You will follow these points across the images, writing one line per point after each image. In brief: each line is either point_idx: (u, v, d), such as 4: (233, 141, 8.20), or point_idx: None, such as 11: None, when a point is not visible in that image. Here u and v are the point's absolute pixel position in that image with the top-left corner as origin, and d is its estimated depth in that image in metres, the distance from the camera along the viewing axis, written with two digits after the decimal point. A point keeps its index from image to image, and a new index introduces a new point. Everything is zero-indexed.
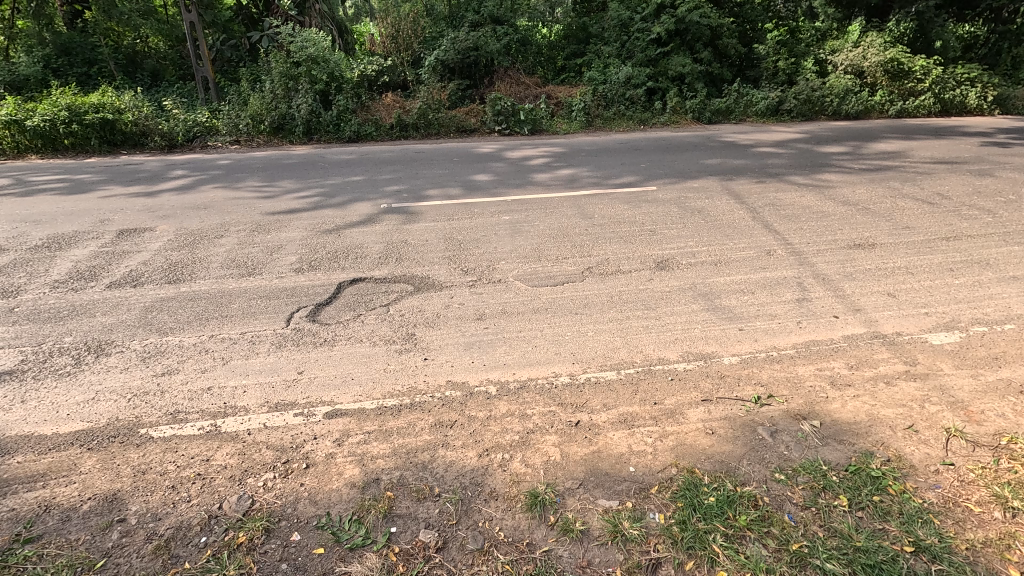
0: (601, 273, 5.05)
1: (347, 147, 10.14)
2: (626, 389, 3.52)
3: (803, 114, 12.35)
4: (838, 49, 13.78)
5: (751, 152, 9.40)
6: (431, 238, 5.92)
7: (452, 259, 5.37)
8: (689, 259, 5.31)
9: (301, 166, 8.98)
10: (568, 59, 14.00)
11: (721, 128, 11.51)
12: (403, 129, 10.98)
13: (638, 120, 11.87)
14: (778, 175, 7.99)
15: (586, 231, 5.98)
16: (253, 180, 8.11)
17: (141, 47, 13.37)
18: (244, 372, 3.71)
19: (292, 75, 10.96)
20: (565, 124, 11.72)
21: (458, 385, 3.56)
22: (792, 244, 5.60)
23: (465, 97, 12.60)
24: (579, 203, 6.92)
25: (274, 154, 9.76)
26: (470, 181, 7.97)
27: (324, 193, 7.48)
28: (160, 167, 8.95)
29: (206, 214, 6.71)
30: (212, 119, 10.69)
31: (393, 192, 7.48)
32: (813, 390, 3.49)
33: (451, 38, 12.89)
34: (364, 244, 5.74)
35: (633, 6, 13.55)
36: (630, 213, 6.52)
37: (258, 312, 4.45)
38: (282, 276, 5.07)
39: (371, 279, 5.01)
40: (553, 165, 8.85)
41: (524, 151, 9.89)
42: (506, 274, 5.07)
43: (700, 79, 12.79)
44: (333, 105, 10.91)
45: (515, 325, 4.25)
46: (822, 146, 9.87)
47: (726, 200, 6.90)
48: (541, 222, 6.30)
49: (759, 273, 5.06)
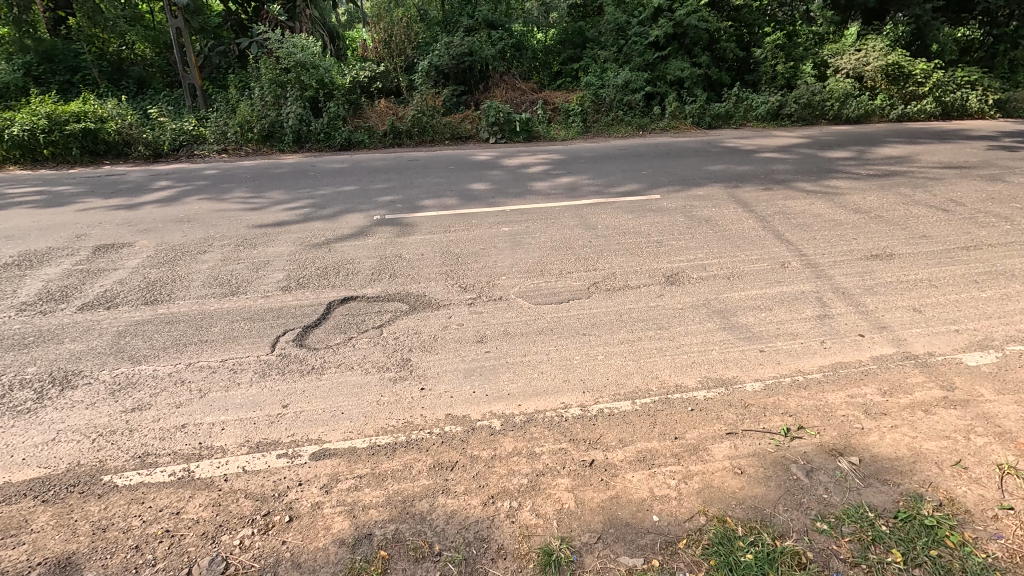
0: (609, 289, 4.75)
1: (338, 156, 9.82)
2: (643, 421, 3.21)
3: (804, 118, 12.15)
4: (837, 53, 13.63)
5: (754, 158, 9.17)
6: (427, 251, 5.61)
7: (450, 275, 5.07)
8: (700, 272, 5.03)
9: (291, 176, 8.66)
10: (564, 64, 13.78)
11: (721, 133, 11.29)
12: (397, 136, 10.68)
13: (637, 126, 11.64)
14: (784, 181, 7.75)
15: (590, 243, 5.69)
16: (241, 191, 7.78)
17: (127, 53, 13.04)
18: (223, 406, 3.37)
19: (281, 81, 10.65)
20: (562, 130, 11.47)
21: (459, 419, 3.24)
22: (807, 256, 5.32)
23: (461, 103, 12.33)
24: (581, 213, 6.63)
25: (263, 163, 9.43)
26: (467, 190, 7.67)
27: (314, 204, 7.16)
28: (143, 177, 8.60)
29: (189, 228, 6.37)
30: (198, 127, 10.36)
31: (386, 203, 7.17)
32: (846, 420, 3.19)
33: (445, 43, 12.63)
34: (356, 259, 5.42)
35: (631, 10, 13.35)
36: (635, 223, 6.23)
37: (240, 337, 4.12)
38: (268, 295, 4.74)
39: (363, 298, 4.69)
40: (552, 173, 8.57)
41: (522, 158, 9.61)
42: (508, 291, 4.76)
43: (698, 84, 12.58)
44: (324, 113, 10.60)
45: (518, 348, 3.94)
46: (826, 151, 9.65)
47: (734, 208, 6.63)
48: (542, 234, 6.00)
49: (775, 288, 4.77)
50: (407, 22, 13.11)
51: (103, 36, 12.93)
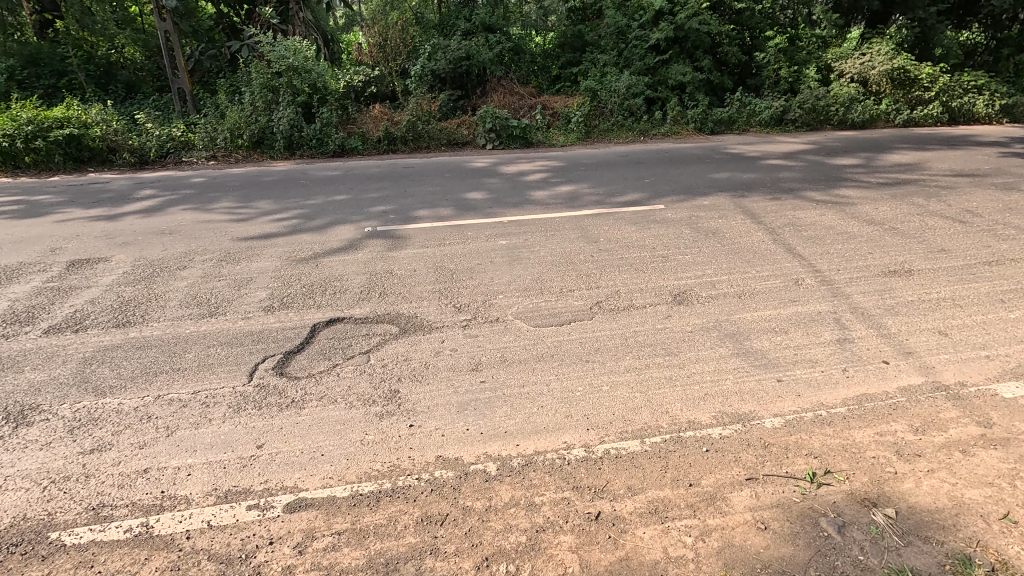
0: (612, 309, 4.46)
1: (331, 163, 9.53)
2: (653, 465, 2.91)
3: (808, 123, 11.90)
4: (841, 56, 13.39)
5: (759, 165, 8.91)
6: (420, 267, 5.31)
7: (443, 293, 4.77)
8: (709, 291, 4.74)
9: (280, 184, 8.36)
10: (563, 68, 13.52)
11: (724, 139, 11.02)
12: (391, 143, 10.39)
13: (638, 131, 11.37)
14: (792, 190, 7.48)
15: (592, 257, 5.41)
16: (228, 200, 7.49)
17: (116, 57, 12.76)
18: (190, 447, 3.07)
19: (273, 86, 10.36)
20: (562, 136, 11.19)
21: (450, 462, 2.94)
22: (821, 272, 5.04)
23: (457, 108, 12.06)
24: (582, 224, 6.35)
25: (253, 170, 9.14)
26: (463, 200, 7.38)
27: (303, 215, 6.87)
28: (128, 186, 8.31)
29: (170, 241, 6.07)
30: (187, 133, 10.09)
31: (378, 213, 6.87)
32: (877, 463, 2.89)
33: (442, 47, 12.36)
34: (344, 276, 5.13)
35: (631, 14, 13.15)
36: (638, 236, 5.94)
37: (216, 364, 3.82)
38: (248, 317, 4.43)
39: (351, 319, 4.39)
40: (551, 181, 8.28)
41: (520, 165, 9.33)
42: (505, 312, 4.46)
43: (700, 88, 12.34)
44: (316, 118, 10.31)
45: (516, 377, 3.64)
46: (833, 158, 9.40)
47: (741, 219, 6.36)
48: (542, 247, 5.70)
49: (789, 308, 4.48)
50: (402, 25, 12.85)
51: (92, 39, 12.65)
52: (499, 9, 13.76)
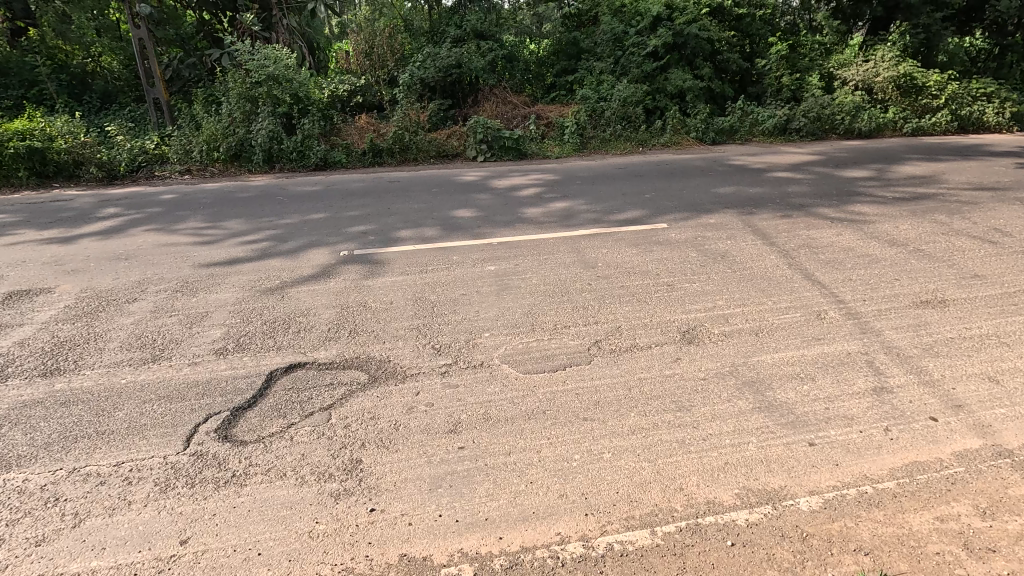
0: (613, 351, 3.92)
1: (312, 178, 9.00)
2: (667, 566, 2.35)
3: (813, 132, 11.44)
4: (845, 63, 12.97)
5: (766, 179, 8.43)
6: (397, 298, 4.75)
7: (422, 331, 4.22)
8: (722, 326, 4.21)
9: (255, 201, 7.81)
10: (558, 76, 13.03)
11: (727, 150, 10.55)
12: (377, 155, 9.88)
13: (636, 142, 10.89)
14: (803, 206, 6.99)
15: (590, 286, 4.87)
16: (196, 219, 6.94)
17: (92, 66, 12.29)
18: (98, 544, 2.50)
19: (251, 95, 9.79)
20: (556, 147, 10.69)
21: (416, 565, 2.38)
22: (845, 303, 4.51)
23: (448, 118, 11.56)
24: (578, 246, 5.82)
25: (229, 185, 8.60)
26: (450, 218, 6.84)
27: (275, 236, 6.32)
28: (91, 203, 7.75)
29: (125, 267, 5.52)
30: (161, 146, 9.59)
31: (357, 234, 6.33)
32: (945, 563, 2.33)
33: (432, 54, 11.88)
34: (311, 309, 4.58)
35: (628, 20, 12.71)
36: (640, 260, 5.41)
37: (148, 426, 3.24)
38: (196, 362, 3.87)
39: (314, 364, 3.83)
40: (545, 196, 7.76)
41: (513, 179, 8.81)
42: (490, 354, 3.91)
43: (701, 97, 11.89)
44: (297, 130, 9.79)
45: (501, 442, 3.08)
46: (842, 169, 8.92)
47: (751, 241, 5.85)
48: (534, 274, 5.16)
49: (814, 347, 3.94)
50: (390, 32, 12.39)
51: (66, 48, 12.16)
52: (491, 15, 13.31)
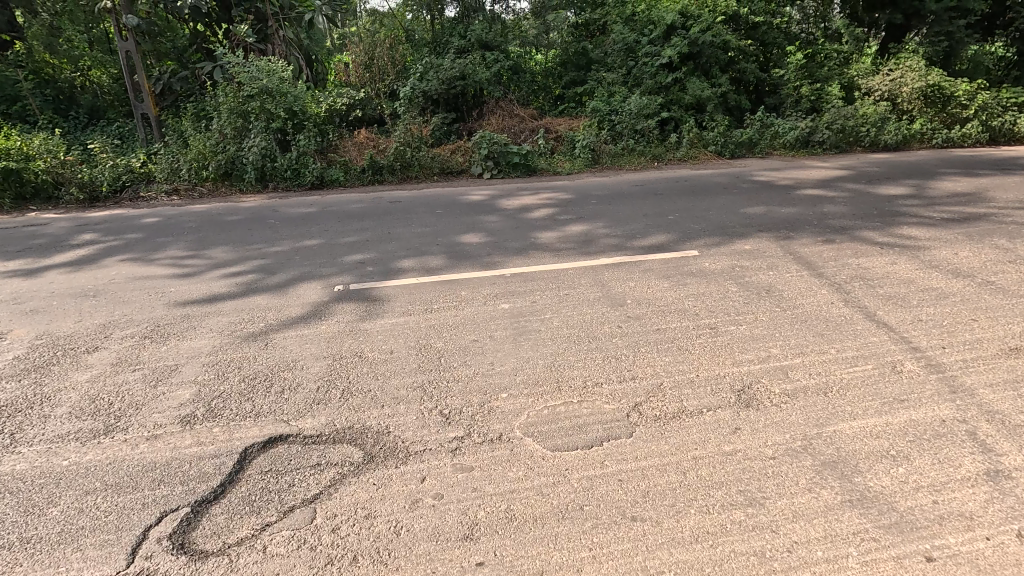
0: (658, 418, 3.26)
1: (307, 198, 8.41)
2: None
3: (837, 145, 10.86)
4: (866, 73, 12.40)
5: (796, 197, 7.82)
6: (398, 346, 4.10)
7: (428, 391, 3.56)
8: (783, 384, 3.56)
9: (244, 225, 7.20)
10: (566, 87, 12.51)
11: (747, 165, 9.97)
12: (377, 172, 9.30)
13: (651, 156, 10.31)
14: (844, 229, 6.37)
15: (621, 330, 4.23)
16: (178, 247, 6.34)
17: (81, 80, 11.80)
18: None
19: (244, 110, 9.19)
20: (567, 162, 10.12)
21: None
22: (922, 352, 3.85)
23: (452, 132, 11.01)
24: (602, 278, 5.18)
25: (217, 207, 8.01)
26: (456, 245, 6.22)
27: (263, 267, 5.70)
28: (67, 228, 7.15)
29: (91, 306, 4.89)
30: (148, 164, 9.03)
31: (354, 264, 5.71)
32: None
33: (435, 66, 11.35)
34: (298, 361, 3.93)
35: (640, 28, 12.18)
36: (673, 296, 4.77)
37: (86, 530, 2.58)
38: (157, 434, 3.22)
39: (298, 438, 3.17)
40: (559, 218, 7.13)
41: (522, 198, 8.20)
42: (510, 423, 3.25)
43: (717, 108, 11.32)
44: (292, 146, 9.22)
45: (530, 556, 2.41)
46: (876, 186, 8.31)
47: (796, 271, 5.22)
48: (555, 313, 4.52)
49: (899, 412, 3.27)
50: (391, 43, 11.89)
51: (53, 61, 11.67)
52: (496, 25, 12.79)
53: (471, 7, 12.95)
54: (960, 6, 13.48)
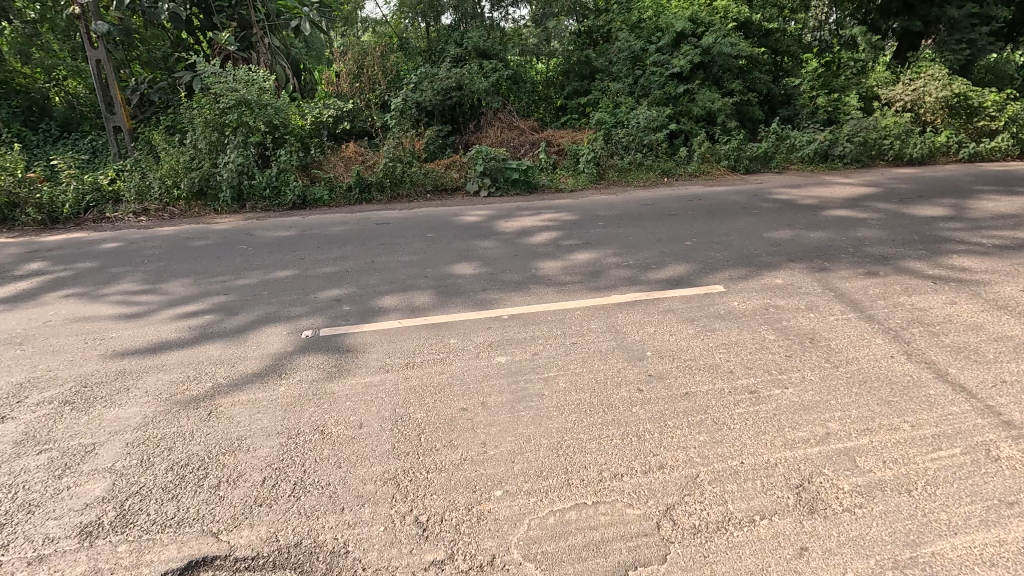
0: (697, 533, 2.49)
1: (287, 219, 7.68)
2: None
3: (858, 159, 10.17)
4: (886, 82, 11.74)
5: (824, 219, 7.11)
6: (369, 418, 3.35)
7: (402, 487, 2.80)
8: (854, 477, 2.80)
9: (212, 252, 6.47)
10: (569, 98, 11.86)
11: (763, 181, 9.31)
12: (365, 190, 8.61)
13: (660, 171, 9.64)
14: (885, 258, 5.64)
15: (641, 396, 3.48)
16: (132, 280, 5.61)
17: (56, 91, 11.26)
18: None
19: (220, 123, 8.48)
20: (570, 178, 9.43)
21: None
22: (1020, 428, 3.09)
23: (447, 146, 10.34)
24: (614, 321, 4.45)
25: (186, 230, 7.29)
26: (446, 277, 5.49)
27: (224, 306, 4.97)
28: (15, 256, 6.42)
29: (13, 358, 4.15)
30: (116, 181, 8.36)
31: (328, 303, 4.97)
32: None
33: (430, 76, 10.69)
34: (245, 439, 3.17)
35: (647, 36, 11.55)
36: (701, 347, 4.03)
37: None
38: (44, 556, 2.46)
39: (226, 564, 2.40)
40: (562, 244, 6.41)
41: (522, 219, 7.49)
42: (505, 541, 2.48)
43: (730, 120, 10.67)
44: (272, 162, 8.53)
45: None
46: (910, 206, 7.60)
47: (841, 313, 4.49)
48: (561, 370, 3.77)
49: (1014, 525, 2.50)
50: (383, 52, 11.26)
51: (25, 70, 10.98)
52: (495, 33, 12.15)
53: (468, 14, 12.28)
54: (982, 13, 12.83)
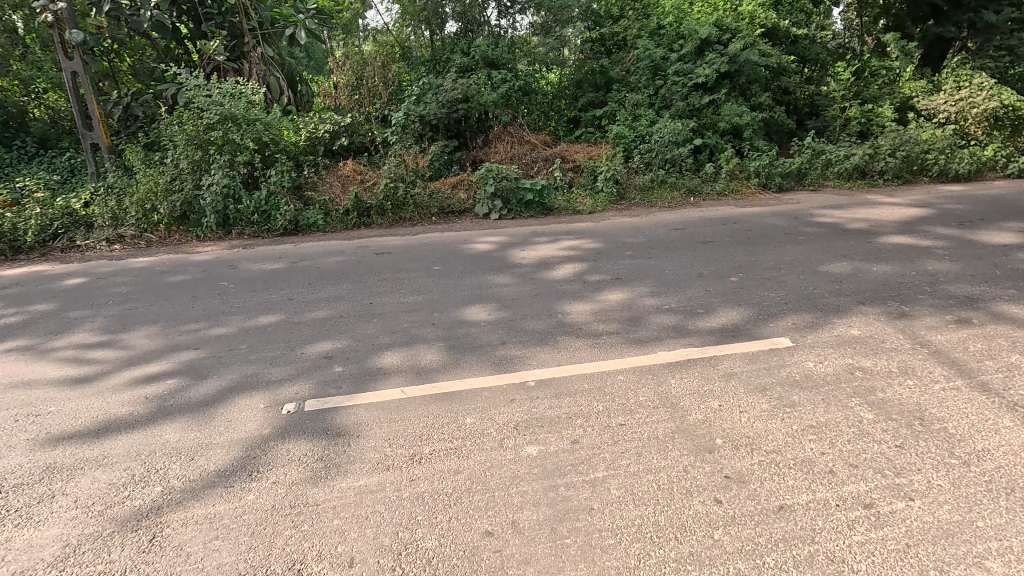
0: None
1: (276, 248, 6.87)
2: None
3: (900, 175, 9.36)
4: (923, 92, 10.97)
5: (882, 247, 6.29)
6: (362, 549, 2.49)
7: None
8: None
9: (187, 290, 5.64)
10: (583, 110, 11.07)
11: (801, 201, 8.51)
12: (364, 213, 7.83)
13: (685, 189, 8.85)
14: (973, 300, 4.80)
15: (723, 513, 2.63)
16: (89, 329, 4.79)
17: (35, 106, 10.50)
18: None
19: (204, 140, 7.70)
20: (588, 198, 8.64)
21: None
22: None
23: (453, 162, 9.57)
24: (668, 392, 3.61)
25: (162, 263, 6.47)
26: (457, 325, 4.66)
27: (192, 366, 4.14)
28: None
29: None
30: (90, 206, 7.58)
31: (317, 362, 4.13)
32: None
33: (435, 87, 9.96)
34: None
35: (667, 44, 10.82)
36: (784, 432, 3.19)
37: None
38: None
39: None
40: (589, 280, 5.59)
41: (540, 248, 6.68)
42: None
43: (758, 135, 9.90)
44: (262, 184, 7.76)
45: None
46: (975, 231, 6.78)
47: (947, 380, 3.64)
48: (612, 470, 2.92)
49: None
50: (384, 62, 10.53)
51: (2, 83, 10.28)
52: (504, 41, 11.41)
53: (474, 22, 11.56)
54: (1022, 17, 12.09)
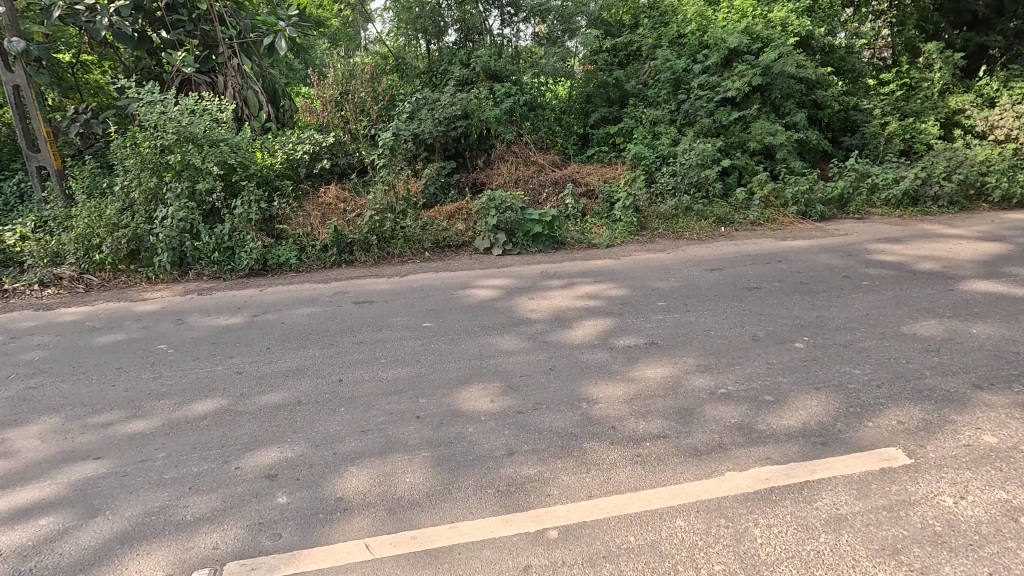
0: None
1: (238, 295, 5.75)
2: None
3: (957, 201, 8.26)
4: (973, 107, 9.91)
5: (972, 298, 5.14)
6: None
7: None
8: None
9: (112, 358, 4.50)
10: (595, 126, 10.01)
11: (850, 232, 7.40)
12: (345, 249, 6.74)
13: (714, 219, 7.76)
14: None
15: None
16: None
17: None
18: None
19: (161, 164, 6.63)
20: (603, 229, 7.54)
21: None
22: None
23: (450, 187, 8.50)
24: (756, 557, 2.44)
25: (96, 315, 5.36)
26: (449, 420, 3.52)
27: (81, 494, 2.99)
28: None
29: None
30: (23, 240, 6.48)
31: (253, 488, 2.98)
32: None
33: (430, 103, 8.92)
34: None
35: (690, 54, 9.81)
36: None
37: None
38: None
39: None
40: (617, 345, 4.46)
41: (553, 296, 5.55)
42: None
43: (794, 157, 8.82)
44: (226, 216, 6.68)
45: None
46: None
47: None
48: None
49: None
50: (375, 73, 9.50)
51: None
52: (509, 51, 10.42)
53: (475, 31, 10.56)
54: None
